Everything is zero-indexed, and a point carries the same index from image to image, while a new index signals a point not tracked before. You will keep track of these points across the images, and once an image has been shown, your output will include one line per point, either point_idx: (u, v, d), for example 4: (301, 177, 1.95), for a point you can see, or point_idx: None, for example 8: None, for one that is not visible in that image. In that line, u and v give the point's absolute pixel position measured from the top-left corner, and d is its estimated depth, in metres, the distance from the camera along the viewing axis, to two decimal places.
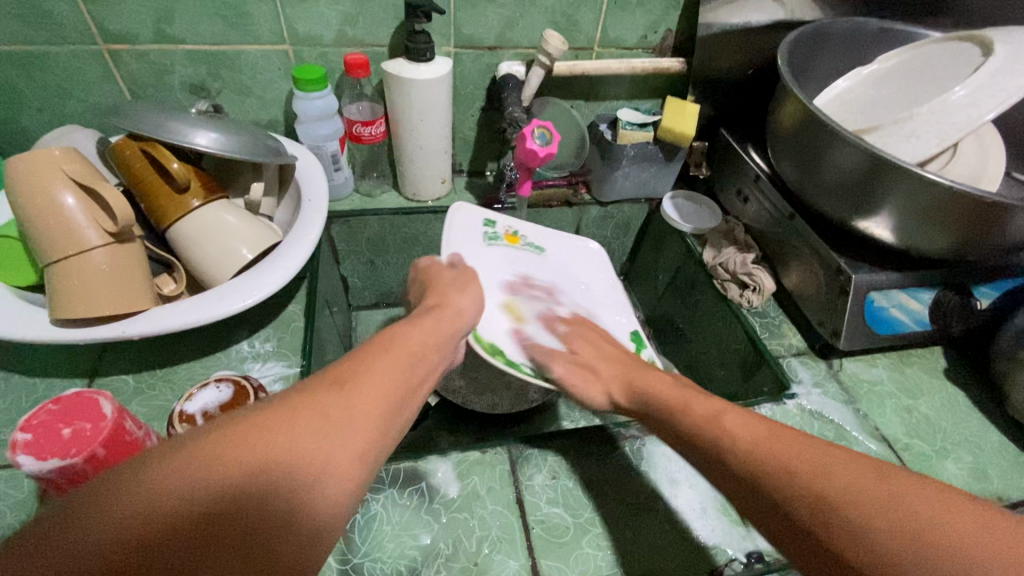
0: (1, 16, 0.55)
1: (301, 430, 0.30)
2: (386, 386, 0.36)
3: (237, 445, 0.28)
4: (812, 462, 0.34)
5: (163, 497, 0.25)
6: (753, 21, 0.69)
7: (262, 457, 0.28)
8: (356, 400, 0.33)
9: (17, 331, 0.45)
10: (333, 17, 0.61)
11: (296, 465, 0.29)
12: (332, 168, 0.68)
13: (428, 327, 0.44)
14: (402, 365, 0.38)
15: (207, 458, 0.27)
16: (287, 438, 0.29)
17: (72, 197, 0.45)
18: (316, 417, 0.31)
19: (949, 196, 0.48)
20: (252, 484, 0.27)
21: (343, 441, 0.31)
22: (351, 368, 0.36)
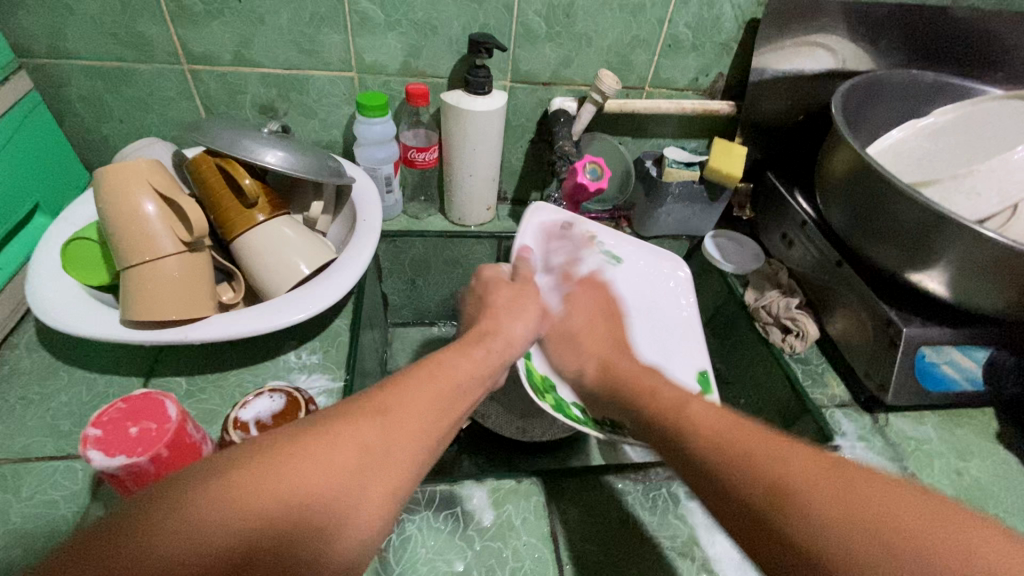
0: (98, 34, 0.60)
1: (342, 462, 0.29)
2: (425, 414, 0.35)
3: (277, 472, 0.27)
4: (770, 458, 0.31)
5: (209, 525, 0.24)
6: (805, 69, 0.70)
7: (301, 488, 0.27)
8: (394, 430, 0.32)
9: (90, 329, 0.47)
10: (398, 48, 0.64)
11: (330, 500, 0.28)
12: (384, 190, 0.71)
13: (478, 359, 0.43)
14: (442, 396, 0.37)
15: (248, 486, 0.26)
16: (328, 469, 0.29)
17: (153, 205, 0.48)
18: (358, 447, 0.30)
19: (1005, 255, 0.48)
20: (288, 519, 0.26)
21: (382, 475, 0.30)
22: (395, 394, 0.35)
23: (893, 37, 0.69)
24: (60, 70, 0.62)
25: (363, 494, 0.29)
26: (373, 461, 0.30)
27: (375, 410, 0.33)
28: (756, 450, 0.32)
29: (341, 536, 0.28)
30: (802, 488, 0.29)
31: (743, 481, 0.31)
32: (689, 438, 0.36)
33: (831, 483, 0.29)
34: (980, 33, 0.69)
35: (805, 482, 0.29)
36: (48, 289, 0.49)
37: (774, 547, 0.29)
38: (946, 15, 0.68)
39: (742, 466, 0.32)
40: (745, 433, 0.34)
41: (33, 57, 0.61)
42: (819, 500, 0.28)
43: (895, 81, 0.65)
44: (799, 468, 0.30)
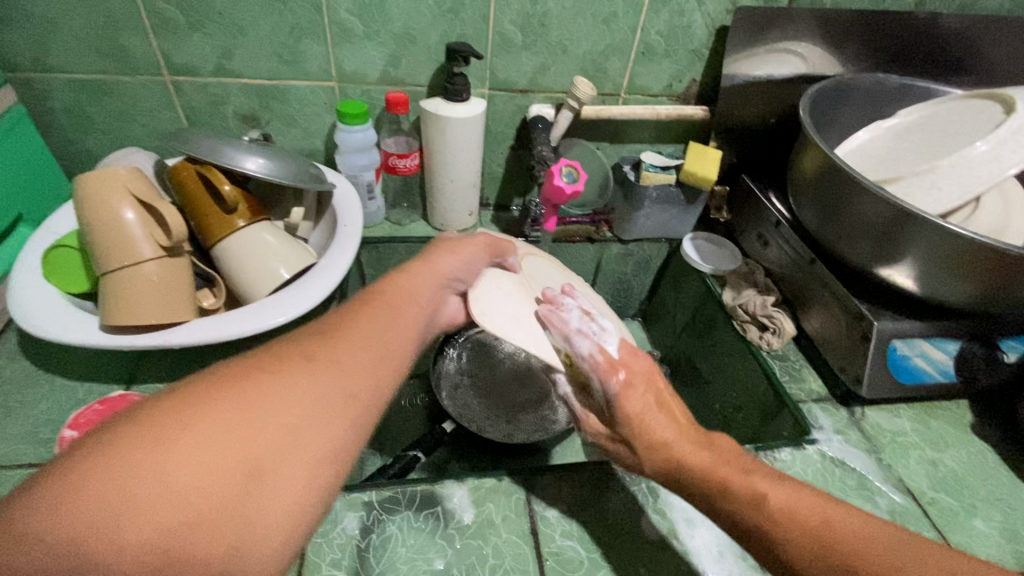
0: (81, 48, 0.61)
1: (297, 383, 0.30)
2: (380, 330, 0.37)
3: (226, 394, 0.28)
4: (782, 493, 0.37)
5: (160, 447, 0.25)
6: (775, 74, 0.72)
7: (255, 409, 0.28)
8: (342, 347, 0.34)
9: (69, 335, 0.48)
10: (379, 58, 0.65)
11: (287, 422, 0.29)
12: (366, 197, 0.72)
13: (421, 277, 0.45)
14: (392, 316, 0.39)
15: (193, 410, 0.27)
16: (278, 390, 0.29)
17: (132, 212, 0.48)
18: (305, 355, 0.32)
19: (967, 249, 0.49)
20: (244, 443, 0.27)
21: (334, 386, 0.32)
22: (343, 320, 0.37)
23: (858, 42, 0.71)
24: (43, 83, 0.63)
25: (319, 402, 0.30)
26: (322, 370, 0.32)
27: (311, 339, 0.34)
28: (822, 516, 0.35)
29: (300, 453, 0.28)
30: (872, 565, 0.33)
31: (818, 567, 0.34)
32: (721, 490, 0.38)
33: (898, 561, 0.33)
34: (942, 37, 0.72)
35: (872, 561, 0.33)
36: (29, 297, 0.50)
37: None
38: (911, 20, 0.70)
39: (820, 550, 0.34)
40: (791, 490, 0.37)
41: (16, 71, 0.62)
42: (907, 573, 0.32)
43: (861, 85, 0.68)
44: (852, 527, 0.35)
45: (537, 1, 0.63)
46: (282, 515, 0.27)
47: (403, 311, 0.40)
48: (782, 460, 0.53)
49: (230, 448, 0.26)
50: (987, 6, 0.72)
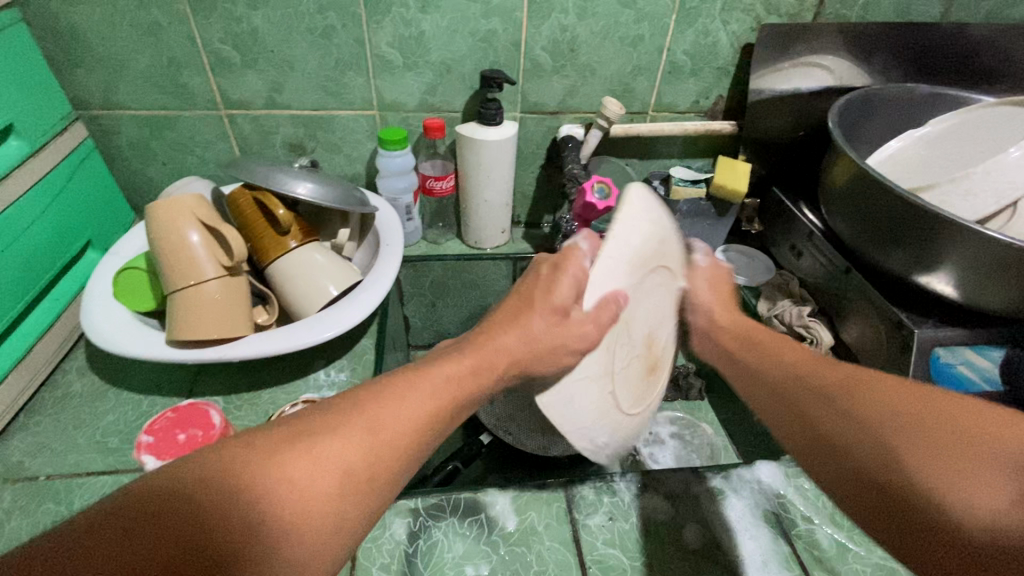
0: (146, 88, 0.66)
1: (309, 494, 0.30)
2: (408, 432, 0.35)
3: (234, 504, 0.28)
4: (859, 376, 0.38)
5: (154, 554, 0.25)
6: (801, 87, 0.73)
7: (257, 526, 0.28)
8: (371, 457, 0.33)
9: (139, 350, 0.51)
10: (418, 87, 0.69)
11: (280, 541, 0.28)
12: (405, 218, 0.76)
13: (473, 367, 0.41)
14: (433, 416, 0.37)
15: (200, 517, 0.26)
16: (313, 470, 0.31)
17: (197, 235, 0.52)
18: (329, 458, 0.31)
19: (1009, 256, 0.49)
20: (230, 561, 0.26)
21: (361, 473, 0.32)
22: (388, 409, 0.35)
23: (885, 54, 0.72)
24: (111, 120, 0.69)
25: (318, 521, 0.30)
26: (339, 488, 0.31)
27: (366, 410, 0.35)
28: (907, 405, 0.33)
29: (276, 571, 0.28)
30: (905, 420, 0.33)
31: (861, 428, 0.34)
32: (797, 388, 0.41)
33: (936, 410, 0.32)
34: (970, 45, 0.72)
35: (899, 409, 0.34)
36: (104, 315, 0.54)
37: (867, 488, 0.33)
38: (938, 30, 0.71)
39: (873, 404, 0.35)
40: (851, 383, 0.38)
41: (88, 109, 0.68)
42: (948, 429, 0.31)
43: (889, 95, 0.68)
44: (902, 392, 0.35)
45: (566, 28, 0.66)
46: None
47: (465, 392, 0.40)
48: None
49: (214, 564, 0.26)
50: (1015, 14, 0.73)
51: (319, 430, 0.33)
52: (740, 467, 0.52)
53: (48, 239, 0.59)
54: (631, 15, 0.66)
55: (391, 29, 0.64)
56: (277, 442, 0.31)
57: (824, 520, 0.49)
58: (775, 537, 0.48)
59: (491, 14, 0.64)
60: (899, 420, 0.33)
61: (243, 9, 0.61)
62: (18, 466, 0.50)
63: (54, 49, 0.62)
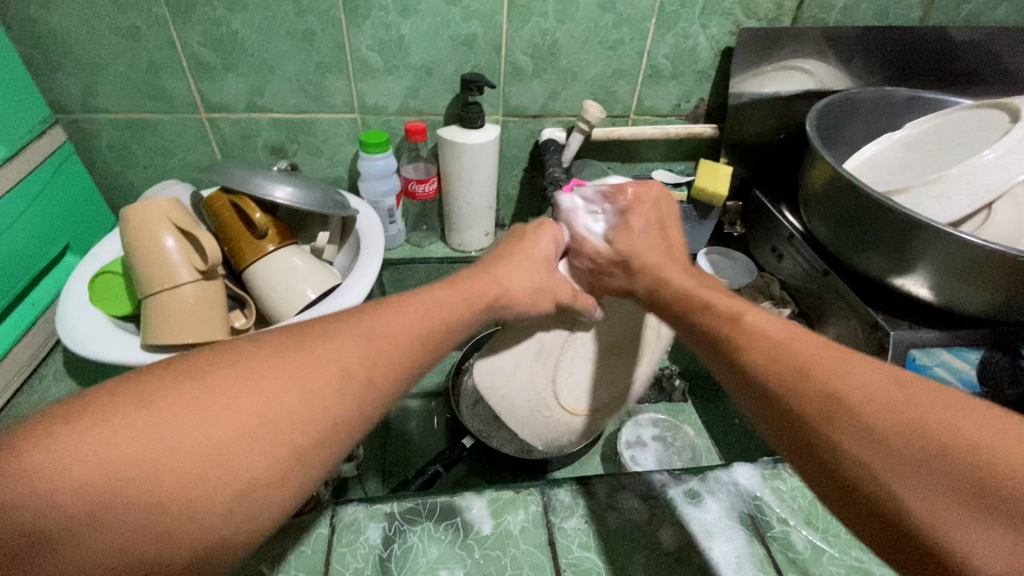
0: (126, 91, 0.66)
1: (311, 391, 0.32)
2: (410, 341, 0.37)
3: (247, 388, 0.30)
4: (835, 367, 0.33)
5: (179, 422, 0.28)
6: (782, 91, 0.74)
7: (265, 411, 0.30)
8: (375, 359, 0.35)
9: (114, 355, 0.51)
10: (399, 90, 0.69)
11: (287, 430, 0.30)
12: (388, 221, 0.76)
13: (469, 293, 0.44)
14: (436, 331, 0.39)
15: (214, 396, 0.29)
16: (253, 407, 0.30)
17: (172, 239, 0.52)
18: (333, 359, 0.33)
19: (981, 258, 0.49)
20: (243, 437, 0.29)
21: (310, 416, 0.31)
22: (387, 319, 0.38)
23: (864, 58, 0.73)
24: (91, 123, 0.68)
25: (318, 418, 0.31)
26: (344, 387, 0.33)
27: (318, 351, 0.33)
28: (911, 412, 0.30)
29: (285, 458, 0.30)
30: (912, 443, 0.29)
31: (860, 438, 0.30)
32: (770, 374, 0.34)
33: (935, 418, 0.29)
34: (948, 49, 0.73)
35: (897, 425, 0.29)
36: (79, 320, 0.53)
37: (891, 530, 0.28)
38: (916, 34, 0.71)
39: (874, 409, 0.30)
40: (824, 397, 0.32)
41: (67, 113, 0.67)
42: (955, 446, 0.28)
43: (868, 98, 0.69)
44: (896, 397, 0.31)
45: (547, 31, 0.66)
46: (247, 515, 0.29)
47: (427, 339, 0.38)
48: None
49: (225, 441, 0.28)
50: (993, 18, 0.73)
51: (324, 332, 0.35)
52: (717, 469, 0.53)
53: (25, 244, 0.59)
54: (611, 19, 0.66)
55: (371, 33, 0.64)
56: (288, 341, 0.34)
57: (800, 522, 0.49)
58: (751, 539, 0.48)
59: (471, 18, 0.64)
60: (898, 433, 0.29)
61: (222, 12, 0.61)
62: None
63: (33, 53, 0.62)
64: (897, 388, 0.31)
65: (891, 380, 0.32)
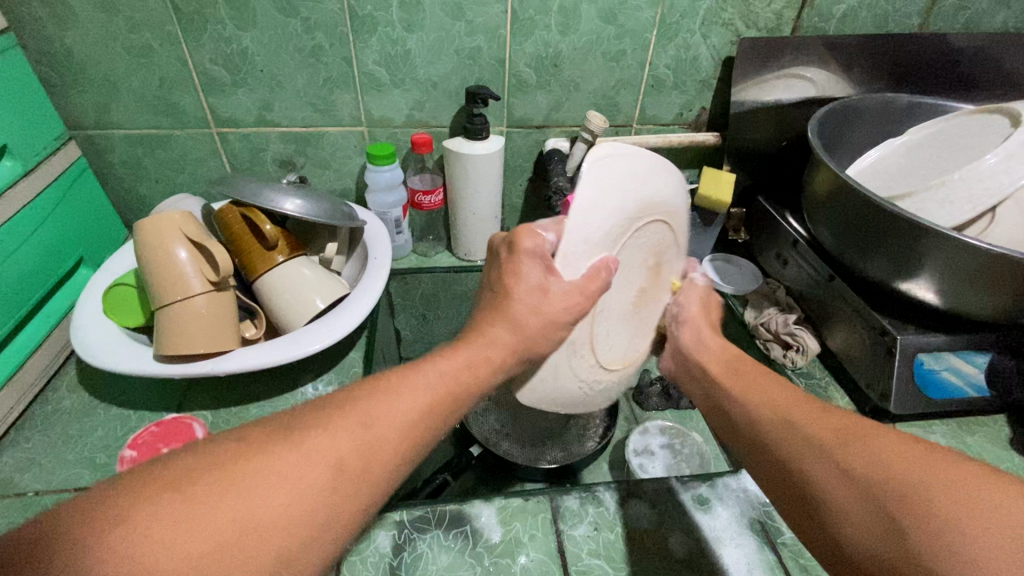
0: (139, 108, 0.68)
1: (315, 477, 0.32)
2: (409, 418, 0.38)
3: (249, 481, 0.30)
4: (846, 437, 0.37)
5: (181, 524, 0.27)
6: (783, 98, 0.74)
7: (268, 504, 0.30)
8: (377, 438, 0.36)
9: (127, 366, 0.52)
10: (404, 103, 0.70)
11: (290, 520, 0.30)
12: (394, 231, 0.77)
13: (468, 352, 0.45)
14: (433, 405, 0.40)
15: (217, 492, 0.29)
16: (259, 503, 0.30)
17: (185, 251, 0.53)
18: (335, 444, 0.34)
19: (986, 262, 0.49)
20: (246, 534, 0.29)
21: (318, 504, 0.32)
22: (386, 397, 0.39)
23: (864, 65, 0.73)
24: (104, 139, 0.70)
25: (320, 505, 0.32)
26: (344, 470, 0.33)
27: (327, 436, 0.34)
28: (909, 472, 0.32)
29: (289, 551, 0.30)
30: (887, 496, 0.32)
31: (865, 498, 0.33)
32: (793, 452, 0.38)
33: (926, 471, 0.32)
34: (948, 56, 0.73)
35: (868, 467, 0.34)
36: (92, 331, 0.54)
37: None
38: (916, 41, 0.72)
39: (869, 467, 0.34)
40: (817, 458, 0.37)
41: (81, 129, 0.69)
42: (930, 490, 0.31)
43: (869, 105, 0.69)
44: (886, 453, 0.34)
45: (549, 44, 0.67)
46: None
47: (433, 413, 0.40)
48: None
49: (228, 538, 0.28)
50: (992, 24, 0.74)
51: (326, 415, 0.36)
52: (726, 476, 0.52)
53: (40, 258, 0.60)
54: (613, 31, 0.67)
55: (378, 48, 0.65)
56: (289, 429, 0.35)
57: None
58: (761, 545, 0.48)
59: (475, 32, 0.65)
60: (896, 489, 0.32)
61: (233, 30, 0.62)
62: (7, 482, 0.50)
63: (49, 72, 0.64)
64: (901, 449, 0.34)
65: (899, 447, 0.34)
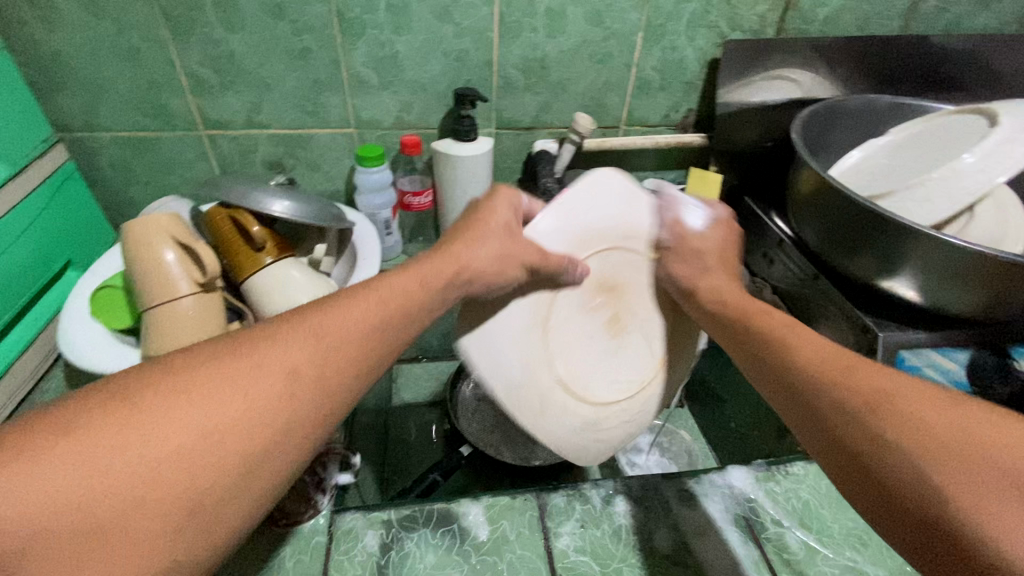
0: (128, 110, 0.68)
1: (262, 391, 0.32)
2: (359, 336, 0.38)
3: (195, 395, 0.31)
4: (884, 383, 0.35)
5: (128, 438, 0.28)
6: (769, 100, 0.76)
7: (217, 420, 0.30)
8: (327, 356, 0.36)
9: (115, 368, 0.52)
10: (393, 105, 0.71)
11: (241, 432, 0.31)
12: (384, 233, 0.77)
13: (427, 276, 0.44)
14: (386, 322, 0.40)
15: (163, 408, 0.30)
16: (208, 409, 0.30)
17: (172, 253, 0.53)
18: (285, 359, 0.34)
19: (965, 259, 0.50)
20: (196, 444, 0.29)
21: (273, 406, 0.32)
22: (337, 319, 0.38)
23: (848, 67, 0.74)
24: (93, 141, 0.70)
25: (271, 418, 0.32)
26: (293, 385, 0.33)
27: (275, 348, 0.34)
28: (955, 432, 0.31)
29: (243, 458, 0.31)
30: (920, 453, 0.31)
31: (911, 455, 0.31)
32: (823, 394, 0.37)
33: (967, 427, 0.31)
34: (929, 58, 0.74)
35: (899, 427, 0.32)
36: (79, 334, 0.54)
37: (932, 538, 0.29)
38: (898, 43, 0.73)
39: (922, 425, 0.32)
40: (848, 418, 0.35)
41: (69, 131, 0.69)
42: (973, 449, 0.30)
43: (853, 105, 0.70)
44: (925, 409, 0.32)
45: (537, 46, 0.68)
46: (214, 518, 0.30)
47: (388, 323, 0.40)
48: (794, 474, 0.53)
49: (178, 450, 0.29)
50: (973, 26, 0.75)
51: (272, 333, 0.35)
52: (711, 473, 0.53)
53: (27, 261, 0.60)
54: (600, 33, 0.68)
55: (366, 50, 0.66)
56: (234, 345, 0.34)
57: (794, 523, 0.50)
58: (745, 541, 0.48)
59: (463, 34, 0.66)
60: (934, 445, 0.31)
61: (221, 33, 0.63)
62: None
63: (36, 75, 0.64)
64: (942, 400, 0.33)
65: (939, 399, 0.33)
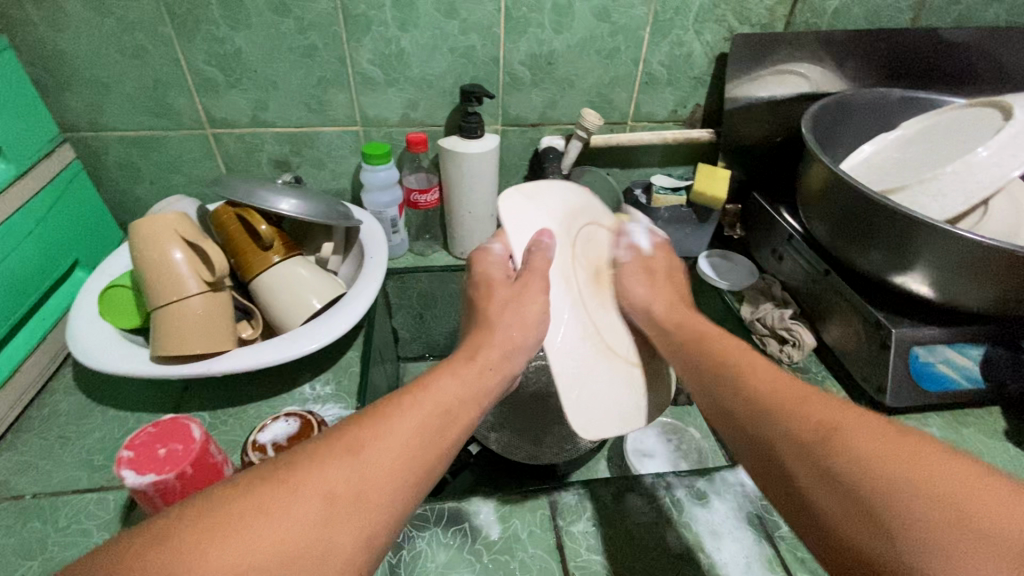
0: (134, 110, 0.68)
1: (307, 513, 0.30)
2: (405, 444, 0.36)
3: (241, 525, 0.29)
4: (830, 414, 0.36)
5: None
6: (778, 94, 0.74)
7: (267, 548, 0.28)
8: (371, 468, 0.34)
9: (124, 367, 0.52)
10: (398, 103, 0.70)
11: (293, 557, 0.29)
12: (390, 231, 0.76)
13: (466, 378, 0.45)
14: (431, 424, 0.39)
15: (209, 543, 0.28)
16: (256, 534, 0.29)
17: (180, 252, 0.53)
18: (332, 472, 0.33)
19: (979, 252, 0.49)
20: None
21: (309, 532, 0.30)
22: (383, 425, 0.37)
23: (857, 60, 0.73)
24: (98, 141, 0.70)
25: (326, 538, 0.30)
26: (338, 505, 0.32)
27: (319, 462, 0.33)
28: (899, 470, 0.31)
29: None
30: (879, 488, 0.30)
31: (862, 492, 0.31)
32: (776, 426, 0.37)
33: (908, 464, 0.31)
34: (939, 51, 0.73)
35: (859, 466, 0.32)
36: (87, 334, 0.54)
37: None
38: (906, 36, 0.72)
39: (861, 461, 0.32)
40: (799, 451, 0.35)
41: (75, 131, 0.68)
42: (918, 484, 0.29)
43: (862, 100, 0.69)
44: (863, 442, 0.33)
45: (543, 42, 0.67)
46: None
47: (433, 424, 0.39)
48: None
49: None
50: (984, 18, 0.74)
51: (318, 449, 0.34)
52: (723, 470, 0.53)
53: (36, 260, 0.60)
54: (607, 28, 0.67)
55: (371, 47, 0.65)
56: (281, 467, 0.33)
57: None
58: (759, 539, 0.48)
59: (469, 31, 0.65)
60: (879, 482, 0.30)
61: (226, 30, 0.62)
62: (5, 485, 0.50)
63: (42, 75, 0.63)
64: (891, 437, 0.33)
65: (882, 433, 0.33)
